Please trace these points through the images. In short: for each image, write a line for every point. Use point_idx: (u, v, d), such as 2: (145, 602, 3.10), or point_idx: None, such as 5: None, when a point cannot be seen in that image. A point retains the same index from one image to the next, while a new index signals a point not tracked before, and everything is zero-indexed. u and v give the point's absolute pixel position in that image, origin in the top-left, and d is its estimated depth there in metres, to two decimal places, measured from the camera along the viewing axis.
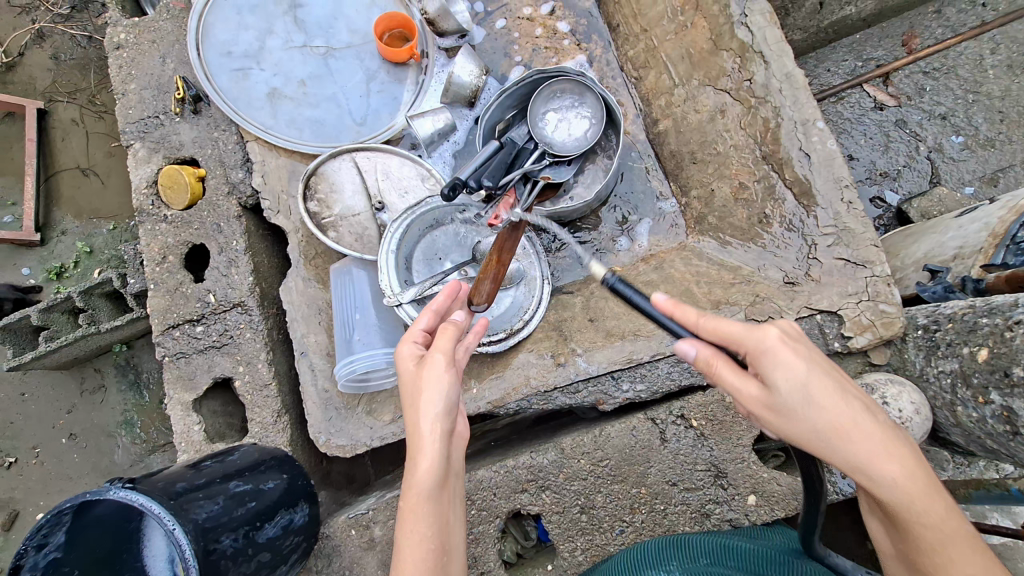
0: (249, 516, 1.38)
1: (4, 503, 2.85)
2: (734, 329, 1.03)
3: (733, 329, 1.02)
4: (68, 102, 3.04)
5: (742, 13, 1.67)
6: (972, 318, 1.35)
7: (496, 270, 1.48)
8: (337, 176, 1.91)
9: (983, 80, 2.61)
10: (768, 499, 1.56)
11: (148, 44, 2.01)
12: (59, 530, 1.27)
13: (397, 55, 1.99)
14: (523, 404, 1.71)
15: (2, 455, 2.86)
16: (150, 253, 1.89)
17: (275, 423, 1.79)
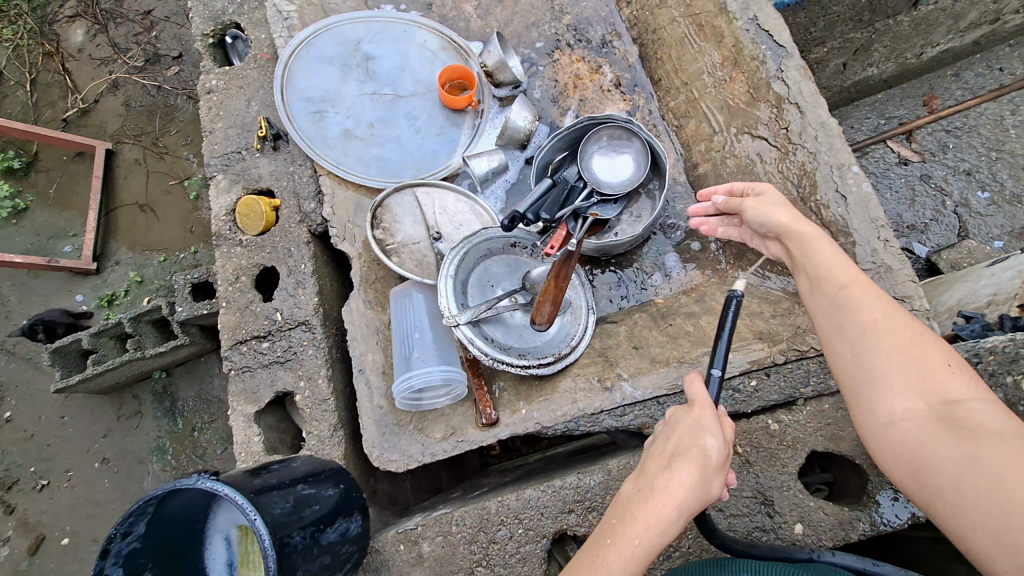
0: (313, 518, 1.46)
1: (31, 527, 2.92)
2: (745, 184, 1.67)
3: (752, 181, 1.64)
4: (133, 144, 3.33)
5: (779, 68, 1.86)
6: (1014, 348, 1.43)
7: (554, 294, 1.72)
8: (399, 208, 2.08)
9: (1005, 139, 2.72)
10: (815, 528, 1.57)
11: (236, 89, 2.25)
12: (141, 521, 1.35)
13: (457, 102, 2.20)
14: (571, 426, 1.77)
15: (35, 477, 2.97)
16: (224, 273, 2.04)
17: (332, 436, 1.89)
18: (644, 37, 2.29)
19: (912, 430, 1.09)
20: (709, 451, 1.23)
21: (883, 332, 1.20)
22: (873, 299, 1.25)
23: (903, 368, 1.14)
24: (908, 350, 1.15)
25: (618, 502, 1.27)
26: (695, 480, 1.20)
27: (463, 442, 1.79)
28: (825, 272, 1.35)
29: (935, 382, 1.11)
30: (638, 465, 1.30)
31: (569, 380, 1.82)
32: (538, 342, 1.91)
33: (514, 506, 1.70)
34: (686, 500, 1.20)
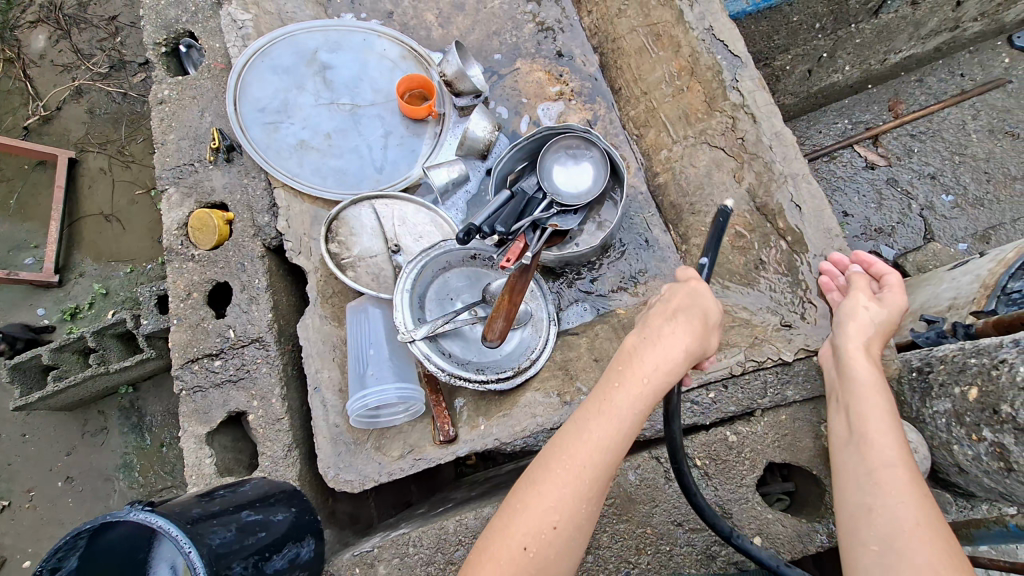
0: (258, 546, 1.40)
1: None
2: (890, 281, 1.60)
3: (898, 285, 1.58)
4: (98, 152, 3.23)
5: (734, 78, 1.87)
6: (962, 359, 1.41)
7: (507, 309, 1.68)
8: (357, 221, 2.04)
9: (968, 143, 2.77)
10: (773, 541, 1.56)
11: (189, 100, 2.19)
12: (73, 555, 1.29)
13: (416, 112, 2.16)
14: (530, 441, 1.75)
15: None
16: (176, 290, 1.98)
17: (286, 457, 1.84)
18: (604, 45, 2.28)
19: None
20: (705, 314, 1.36)
21: (900, 507, 1.12)
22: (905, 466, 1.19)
23: (913, 553, 1.04)
24: (923, 535, 1.06)
25: (625, 354, 1.32)
26: (695, 329, 1.31)
27: (421, 459, 1.76)
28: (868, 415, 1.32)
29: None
30: (640, 322, 1.38)
31: (529, 394, 1.81)
32: (498, 356, 1.87)
33: (473, 526, 1.66)
34: (688, 342, 1.30)
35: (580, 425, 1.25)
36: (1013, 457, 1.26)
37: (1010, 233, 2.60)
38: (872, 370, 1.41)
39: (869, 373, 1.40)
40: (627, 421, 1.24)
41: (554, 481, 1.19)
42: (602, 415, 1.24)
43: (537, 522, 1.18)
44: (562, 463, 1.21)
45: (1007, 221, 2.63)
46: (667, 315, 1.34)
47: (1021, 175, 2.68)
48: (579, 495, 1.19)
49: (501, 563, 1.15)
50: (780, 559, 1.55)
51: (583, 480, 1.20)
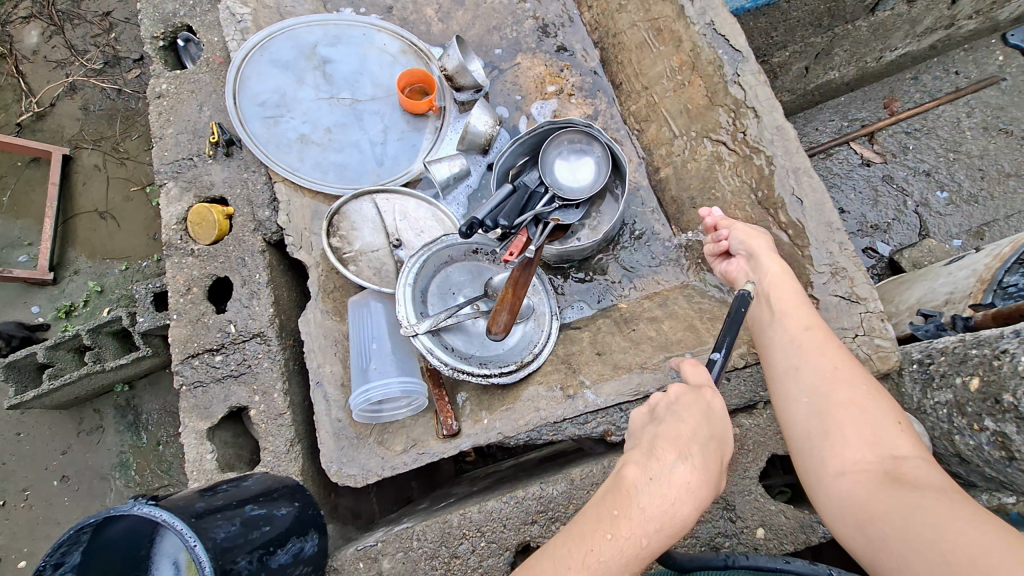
0: (262, 540, 1.39)
1: None
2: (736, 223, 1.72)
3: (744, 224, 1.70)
4: (92, 149, 3.20)
5: (735, 72, 1.86)
6: (963, 350, 1.43)
7: (511, 303, 1.69)
8: (358, 215, 2.03)
9: (962, 140, 2.79)
10: (776, 533, 1.57)
11: (187, 94, 2.18)
12: (75, 550, 1.28)
13: (417, 106, 2.16)
14: (533, 435, 1.74)
15: None
16: (175, 285, 1.97)
17: (288, 452, 1.84)
18: (604, 40, 2.28)
19: (857, 482, 1.11)
20: (718, 445, 1.22)
21: (824, 363, 1.29)
22: (830, 348, 1.33)
23: (855, 421, 1.18)
24: (858, 402, 1.21)
25: (625, 490, 1.15)
26: (709, 476, 1.17)
27: (424, 454, 1.74)
28: (786, 310, 1.44)
29: (881, 439, 1.14)
30: (647, 445, 1.20)
31: (532, 388, 1.80)
32: (501, 350, 1.88)
33: (476, 520, 1.67)
34: (699, 495, 1.15)
35: (559, 568, 1.14)
36: (1015, 446, 1.27)
37: (1004, 229, 2.62)
38: (776, 265, 1.55)
39: (775, 269, 1.54)
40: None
41: None
42: (585, 567, 1.12)
43: None
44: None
45: (1001, 217, 2.65)
46: (678, 449, 1.16)
47: (1015, 172, 2.70)
48: None
49: None
50: (783, 550, 1.56)
51: None
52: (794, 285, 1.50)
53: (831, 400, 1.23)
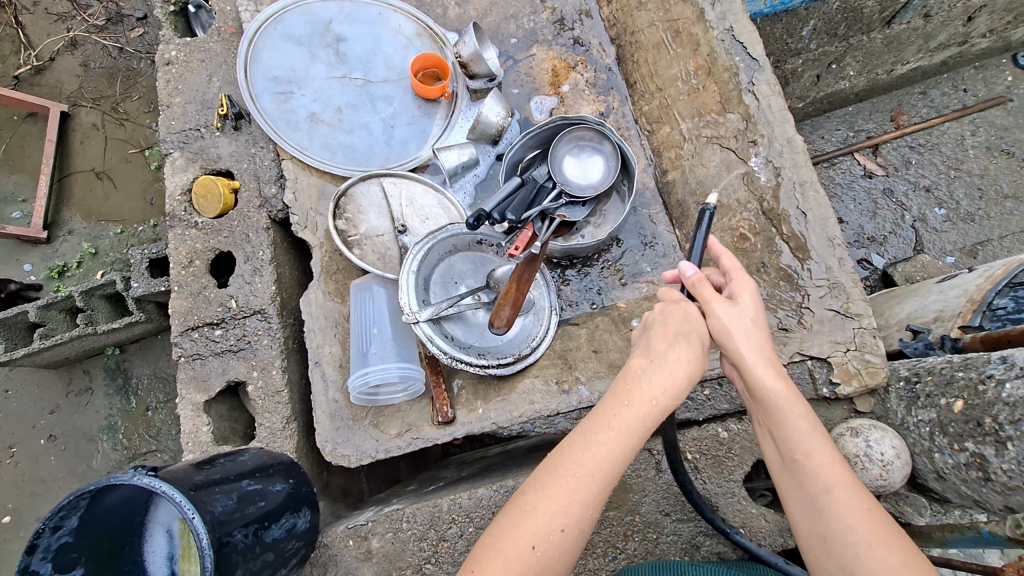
0: (258, 515, 1.42)
1: None
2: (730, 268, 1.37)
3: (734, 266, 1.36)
4: (91, 108, 3.15)
5: (750, 81, 1.88)
6: (949, 371, 1.47)
7: (515, 298, 1.69)
8: (364, 198, 2.04)
9: (964, 158, 2.83)
10: (756, 535, 1.62)
11: (197, 63, 2.15)
12: (74, 514, 1.31)
13: (429, 92, 2.15)
14: (527, 427, 1.80)
15: None
16: (178, 256, 1.97)
17: (284, 429, 1.86)
18: (621, 37, 2.28)
19: (790, 491, 1.21)
20: (703, 339, 1.30)
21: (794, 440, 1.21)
22: (766, 360, 1.28)
23: (828, 519, 1.13)
24: (829, 492, 1.15)
25: (629, 372, 1.25)
26: (701, 356, 1.27)
27: (418, 439, 1.79)
28: (757, 348, 1.28)
29: (810, 450, 1.19)
30: (641, 342, 1.30)
31: (527, 381, 1.84)
32: (500, 342, 1.88)
33: (466, 505, 1.71)
34: (696, 369, 1.26)
35: (587, 437, 1.22)
36: (992, 468, 1.33)
37: (997, 249, 2.68)
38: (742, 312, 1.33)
39: (751, 314, 1.30)
40: (633, 440, 1.21)
41: (563, 487, 1.17)
42: (610, 428, 1.21)
43: (546, 523, 1.16)
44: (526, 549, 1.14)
45: (995, 237, 2.71)
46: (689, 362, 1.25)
47: (1013, 194, 2.75)
48: (588, 502, 1.17)
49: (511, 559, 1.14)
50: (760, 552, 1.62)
51: (594, 487, 1.18)
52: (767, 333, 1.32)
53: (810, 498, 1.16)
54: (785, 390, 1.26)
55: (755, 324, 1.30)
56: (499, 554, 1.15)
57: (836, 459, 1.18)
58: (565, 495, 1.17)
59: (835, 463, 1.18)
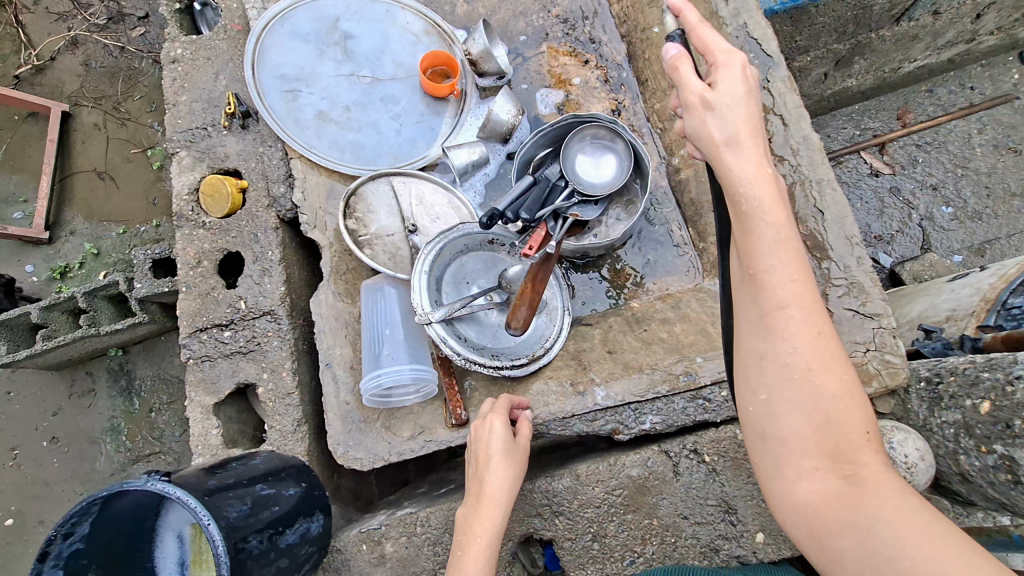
0: (271, 520, 1.40)
1: None
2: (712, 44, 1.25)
3: (717, 43, 1.24)
4: (92, 107, 3.12)
5: (765, 79, 1.86)
6: (973, 371, 1.45)
7: (530, 298, 1.67)
8: (374, 198, 2.02)
9: (972, 157, 2.81)
10: (776, 538, 1.60)
11: (203, 61, 2.12)
12: (85, 520, 1.28)
13: (438, 90, 2.12)
14: (542, 428, 1.78)
15: None
16: (185, 257, 1.95)
17: (295, 431, 1.84)
18: (633, 34, 2.25)
19: (743, 303, 1.15)
20: (506, 447, 1.52)
21: (784, 291, 1.09)
22: (749, 145, 1.18)
23: (809, 398, 1.06)
24: (821, 360, 1.07)
25: (466, 509, 1.49)
26: (510, 463, 1.51)
27: (431, 442, 1.77)
28: (740, 135, 1.19)
29: (773, 264, 1.11)
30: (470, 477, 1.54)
31: (541, 383, 1.81)
32: (513, 343, 1.86)
33: None
34: (508, 475, 1.49)
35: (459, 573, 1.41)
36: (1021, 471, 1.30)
37: (1005, 248, 2.66)
38: (736, 84, 1.20)
39: (739, 91, 1.20)
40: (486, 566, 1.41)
41: None
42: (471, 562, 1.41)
43: None
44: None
45: (1003, 236, 2.69)
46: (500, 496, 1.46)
47: (1020, 193, 2.73)
48: None
49: None
50: (781, 555, 1.60)
51: None
52: (758, 110, 1.21)
53: (800, 365, 1.07)
54: (767, 179, 1.17)
55: (743, 102, 1.20)
56: None
57: (800, 276, 1.10)
58: None
59: (798, 280, 1.10)
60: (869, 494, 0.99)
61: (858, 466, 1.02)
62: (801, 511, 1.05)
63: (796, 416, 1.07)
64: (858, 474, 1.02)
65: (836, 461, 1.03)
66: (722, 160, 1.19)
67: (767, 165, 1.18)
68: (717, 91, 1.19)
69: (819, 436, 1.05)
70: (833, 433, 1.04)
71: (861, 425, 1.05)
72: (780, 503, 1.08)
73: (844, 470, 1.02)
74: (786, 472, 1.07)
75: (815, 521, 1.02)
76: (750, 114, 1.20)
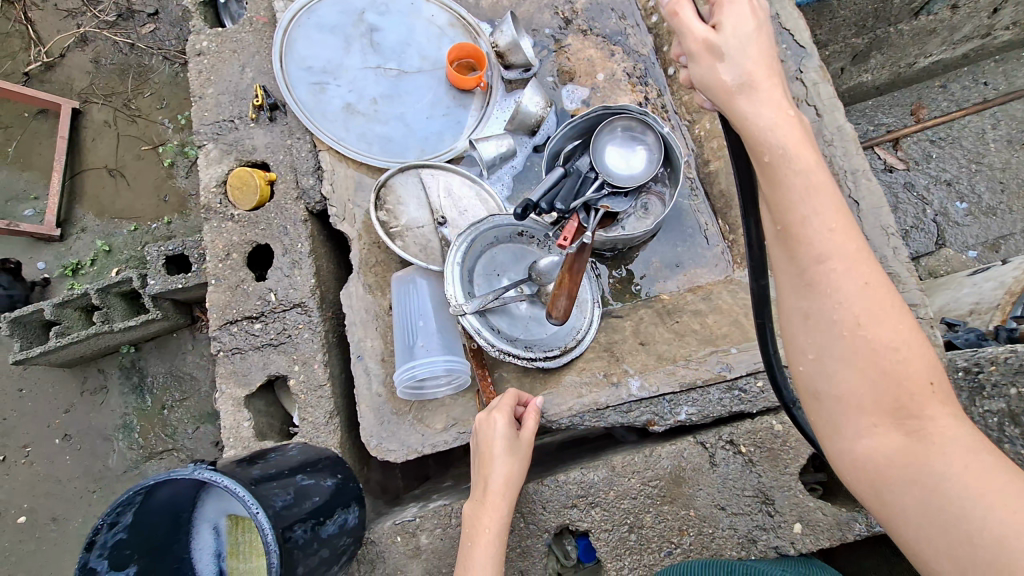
0: (313, 510, 1.40)
1: None
2: None
3: None
4: (102, 104, 3.11)
5: (799, 68, 1.89)
6: (1017, 360, 1.48)
7: (569, 288, 1.65)
8: (403, 190, 2.01)
9: (985, 152, 2.78)
10: (813, 528, 1.60)
11: (229, 53, 2.11)
12: (129, 511, 1.27)
13: (465, 82, 2.10)
14: (575, 421, 1.74)
15: None
16: (214, 250, 1.94)
17: (326, 424, 1.83)
18: (659, 26, 2.24)
19: (781, 260, 1.09)
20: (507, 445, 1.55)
21: (826, 243, 1.01)
22: (765, 89, 1.09)
23: (863, 354, 1.00)
24: (873, 311, 1.00)
25: (474, 508, 1.54)
26: (513, 462, 1.54)
27: (464, 433, 1.75)
28: (754, 79, 1.09)
29: (810, 213, 1.03)
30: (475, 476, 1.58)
31: (572, 374, 1.80)
32: (545, 334, 1.87)
33: (516, 500, 1.67)
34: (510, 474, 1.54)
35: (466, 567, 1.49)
36: None
37: (1019, 244, 2.63)
38: (747, 28, 1.09)
39: (749, 31, 1.10)
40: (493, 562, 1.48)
41: None
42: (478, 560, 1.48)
43: None
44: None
45: (1018, 232, 2.66)
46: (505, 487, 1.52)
47: None
48: None
49: None
50: (819, 546, 1.60)
51: None
52: (771, 49, 1.12)
53: (849, 319, 1.00)
54: (791, 123, 1.07)
55: (754, 42, 1.10)
56: None
57: (838, 225, 1.02)
58: None
59: (838, 229, 1.02)
60: (935, 450, 0.95)
61: (923, 421, 0.97)
62: (862, 472, 1.01)
63: (849, 374, 1.01)
64: (923, 428, 0.97)
65: (896, 418, 0.98)
66: (736, 108, 1.10)
67: (788, 107, 1.09)
68: (723, 36, 1.09)
69: (877, 393, 0.99)
70: (892, 390, 0.98)
71: (922, 375, 0.98)
72: (840, 464, 1.04)
73: (907, 426, 0.97)
74: (843, 433, 1.03)
75: (878, 481, 0.99)
76: (763, 58, 1.10)
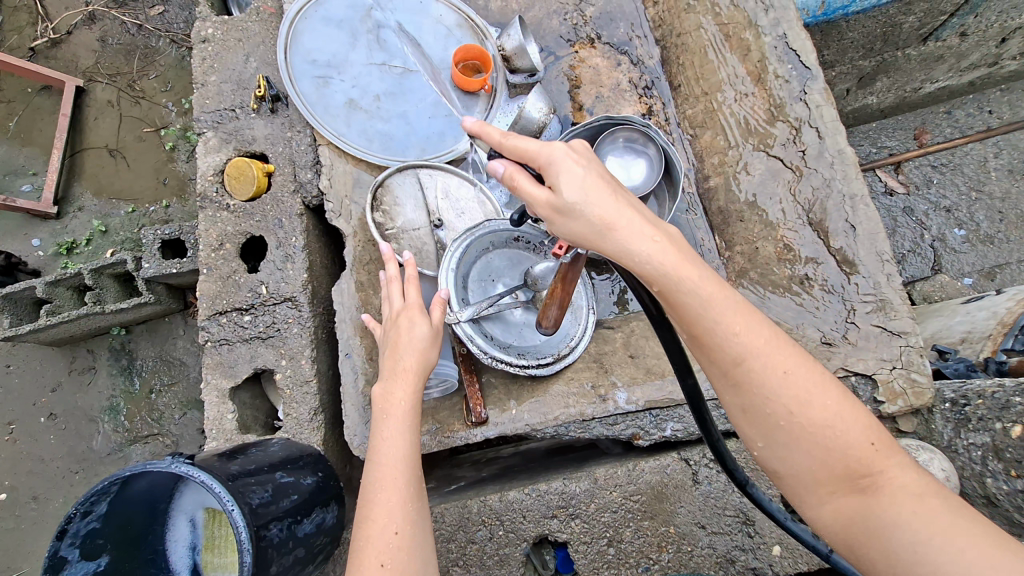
0: (290, 508, 1.38)
1: None
2: (528, 146, 1.05)
3: (528, 145, 1.05)
4: (106, 84, 3.09)
5: (803, 90, 1.91)
6: (1004, 396, 1.51)
7: (561, 297, 1.54)
8: (400, 190, 2.01)
9: (986, 181, 2.79)
10: (792, 551, 1.61)
11: (234, 42, 2.10)
12: (103, 500, 1.26)
13: (469, 84, 2.09)
14: (561, 430, 1.77)
15: None
16: (207, 239, 1.92)
17: (310, 421, 1.82)
18: (667, 38, 2.23)
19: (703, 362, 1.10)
20: (424, 321, 1.51)
21: (738, 344, 1.04)
22: (627, 222, 1.03)
23: (800, 437, 1.03)
24: (795, 396, 1.03)
25: (378, 402, 1.42)
26: (429, 335, 1.50)
27: (449, 438, 1.75)
28: (608, 220, 1.02)
29: (716, 322, 1.04)
30: (382, 369, 1.48)
31: (562, 384, 1.80)
32: (538, 342, 1.84)
33: (497, 508, 1.66)
34: (425, 343, 1.49)
35: (375, 461, 1.33)
36: None
37: (1015, 273, 2.65)
38: (581, 174, 1.03)
39: (582, 176, 1.03)
40: (408, 454, 1.34)
41: (383, 510, 1.25)
42: (389, 455, 1.33)
43: (378, 533, 1.22)
44: (389, 534, 1.22)
45: (1014, 261, 2.67)
46: (422, 360, 1.47)
47: None
48: (407, 497, 1.28)
49: (376, 540, 1.21)
50: (797, 569, 1.59)
51: (398, 491, 1.28)
52: (609, 179, 1.06)
53: (776, 411, 1.03)
54: (662, 249, 1.04)
55: (597, 184, 1.03)
56: (370, 546, 1.21)
57: (741, 326, 1.04)
58: (390, 510, 1.25)
59: (741, 329, 1.04)
60: (889, 503, 0.99)
61: (874, 477, 1.01)
62: (831, 530, 1.04)
63: (798, 455, 1.04)
64: (877, 483, 1.01)
65: (850, 481, 1.01)
66: (610, 254, 1.04)
67: (657, 229, 1.06)
68: (560, 194, 1.02)
69: (825, 465, 1.03)
70: (838, 459, 1.02)
71: (861, 438, 1.02)
72: (814, 526, 1.08)
73: (861, 484, 1.01)
74: (806, 500, 1.06)
75: (846, 538, 1.03)
76: (617, 196, 1.04)
